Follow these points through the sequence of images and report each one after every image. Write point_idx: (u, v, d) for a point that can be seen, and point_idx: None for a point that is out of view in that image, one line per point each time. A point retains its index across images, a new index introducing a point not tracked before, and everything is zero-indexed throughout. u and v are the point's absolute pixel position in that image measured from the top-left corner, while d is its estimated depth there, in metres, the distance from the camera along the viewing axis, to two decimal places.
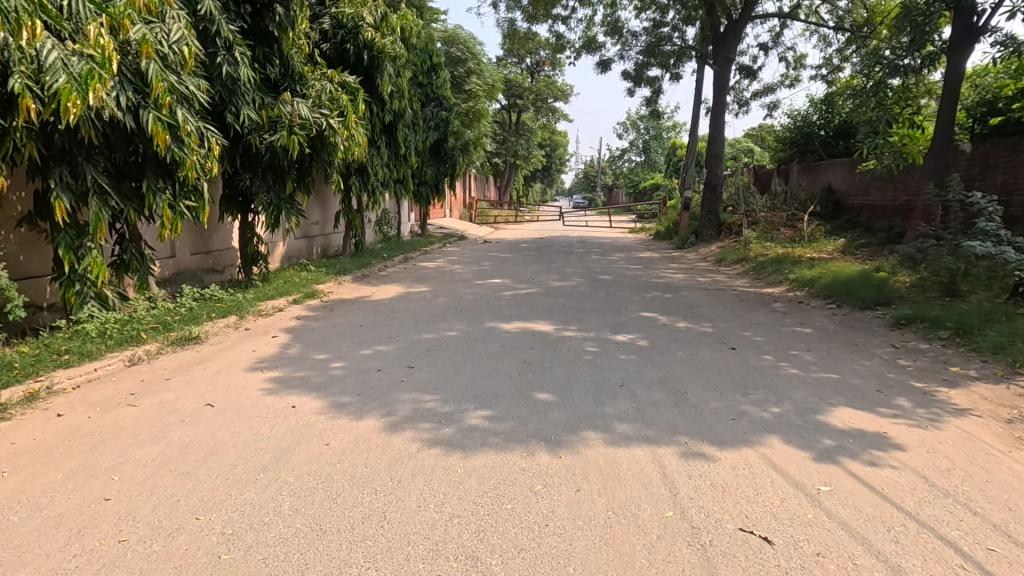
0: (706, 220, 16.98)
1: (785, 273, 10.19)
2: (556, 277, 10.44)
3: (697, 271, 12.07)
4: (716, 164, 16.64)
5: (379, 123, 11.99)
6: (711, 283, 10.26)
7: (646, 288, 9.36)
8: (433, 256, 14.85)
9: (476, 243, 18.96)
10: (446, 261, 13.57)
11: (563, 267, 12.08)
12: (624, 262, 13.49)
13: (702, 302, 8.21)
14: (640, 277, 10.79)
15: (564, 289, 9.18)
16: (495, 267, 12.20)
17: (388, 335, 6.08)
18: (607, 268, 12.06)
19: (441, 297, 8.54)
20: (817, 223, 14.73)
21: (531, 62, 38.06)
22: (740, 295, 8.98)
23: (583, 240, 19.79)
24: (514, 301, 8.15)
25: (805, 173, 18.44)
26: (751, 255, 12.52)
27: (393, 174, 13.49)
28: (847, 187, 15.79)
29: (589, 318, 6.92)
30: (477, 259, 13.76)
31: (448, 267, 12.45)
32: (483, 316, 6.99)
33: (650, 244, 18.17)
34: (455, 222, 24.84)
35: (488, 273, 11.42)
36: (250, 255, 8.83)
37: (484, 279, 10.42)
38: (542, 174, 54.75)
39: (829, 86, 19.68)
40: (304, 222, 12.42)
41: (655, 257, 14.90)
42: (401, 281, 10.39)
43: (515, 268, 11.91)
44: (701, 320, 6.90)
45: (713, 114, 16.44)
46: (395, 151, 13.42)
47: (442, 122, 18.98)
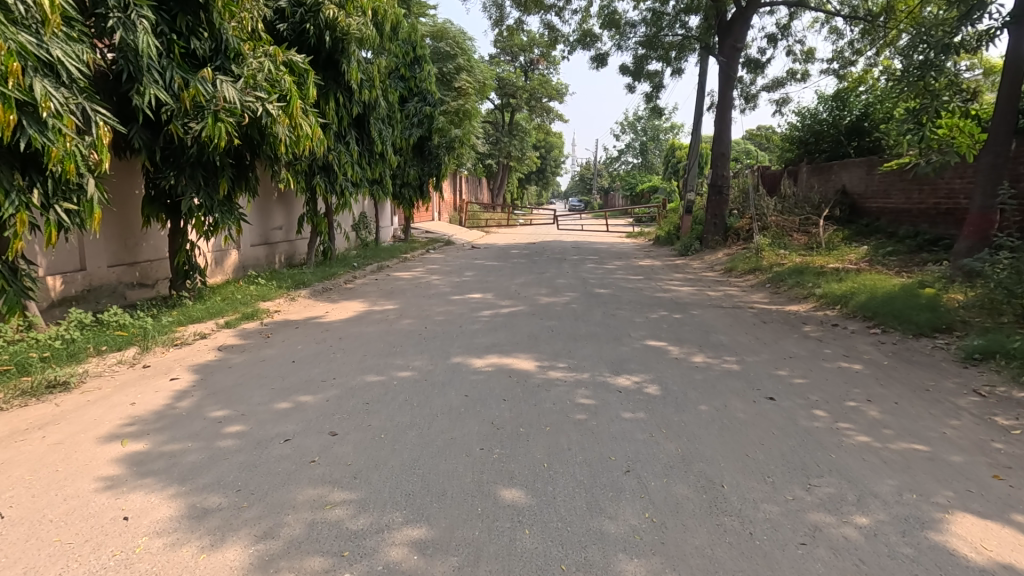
0: (709, 224, 15.57)
1: (809, 287, 8.86)
2: (546, 291, 9.07)
3: (705, 283, 10.73)
4: (721, 164, 15.30)
5: (346, 115, 10.57)
6: (724, 299, 8.90)
7: (649, 305, 8.00)
8: (413, 264, 13.47)
9: (462, 250, 17.60)
10: (424, 270, 12.19)
11: (555, 278, 10.73)
12: (622, 271, 12.16)
13: (717, 325, 6.85)
14: (642, 291, 9.43)
15: (555, 307, 7.82)
16: (479, 278, 10.86)
17: (322, 376, 4.69)
18: (604, 280, 10.70)
19: (407, 318, 7.17)
20: (834, 229, 13.48)
21: (525, 60, 36.89)
22: (760, 314, 7.63)
23: (578, 246, 18.47)
24: (493, 324, 6.79)
25: (816, 174, 17.18)
26: (764, 264, 11.20)
27: (366, 174, 12.07)
28: (865, 189, 14.54)
29: (582, 349, 5.56)
30: (459, 269, 12.37)
31: (426, 278, 11.08)
32: (451, 347, 5.61)
33: (650, 251, 16.85)
34: (443, 227, 23.45)
35: (470, 285, 10.07)
36: (180, 268, 7.43)
37: (464, 294, 9.06)
38: (537, 177, 53.50)
39: (840, 82, 18.45)
40: (263, 226, 11.09)
41: (656, 266, 13.58)
42: (367, 295, 9.02)
43: (502, 279, 10.55)
44: (721, 352, 5.55)
45: (719, 111, 15.13)
46: (368, 148, 12.01)
47: (426, 118, 17.60)
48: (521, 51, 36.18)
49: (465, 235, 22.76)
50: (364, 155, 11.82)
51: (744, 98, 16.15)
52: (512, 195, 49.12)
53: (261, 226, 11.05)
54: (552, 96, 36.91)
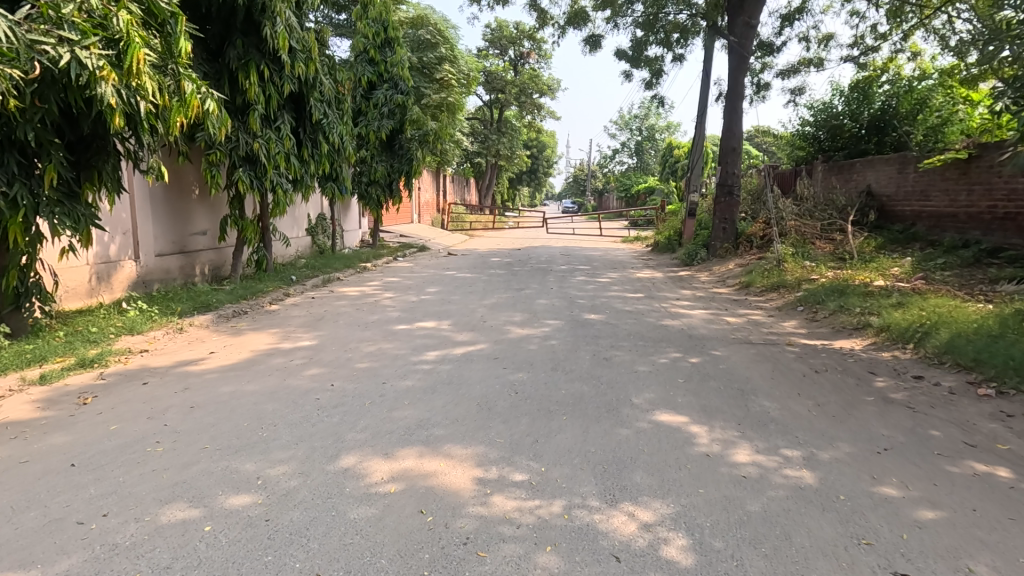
0: (719, 226, 13.34)
1: (859, 313, 6.86)
2: (520, 318, 7.03)
3: (719, 303, 8.73)
4: (732, 159, 13.21)
5: (276, 94, 8.51)
6: (749, 329, 6.89)
7: (654, 342, 5.99)
8: (371, 276, 11.38)
9: (437, 257, 15.54)
10: (381, 285, 10.14)
11: (535, 296, 8.72)
12: (618, 286, 10.16)
13: (752, 377, 4.86)
14: (644, 316, 7.40)
15: (528, 344, 5.79)
16: (442, 296, 8.84)
17: (88, 509, 2.65)
18: (595, 299, 8.67)
19: (319, 363, 5.12)
20: (864, 236, 11.57)
21: (514, 54, 34.98)
22: (806, 356, 5.62)
23: (567, 253, 16.45)
24: (435, 375, 4.76)
25: (835, 175, 15.26)
26: (790, 280, 9.23)
27: (311, 169, 10.03)
28: (895, 190, 12.66)
29: (556, 435, 3.53)
30: (421, 283, 10.32)
31: (378, 295, 9.03)
32: (351, 430, 3.56)
33: (649, 259, 14.87)
34: (420, 231, 21.34)
35: (426, 307, 8.04)
36: (7, 292, 5.30)
37: (415, 321, 7.02)
38: (529, 177, 51.48)
39: (862, 70, 16.47)
40: (180, 230, 9.10)
41: (658, 278, 11.60)
42: (288, 322, 6.97)
43: (469, 298, 8.52)
44: (775, 437, 3.54)
45: (728, 99, 13.18)
46: (313, 138, 9.92)
47: (398, 108, 15.44)
48: (509, 44, 34.25)
49: (443, 240, 20.64)
50: (307, 146, 9.75)
51: (756, 86, 14.20)
52: (502, 197, 47.14)
53: (178, 230, 9.05)
54: (543, 92, 35.01)
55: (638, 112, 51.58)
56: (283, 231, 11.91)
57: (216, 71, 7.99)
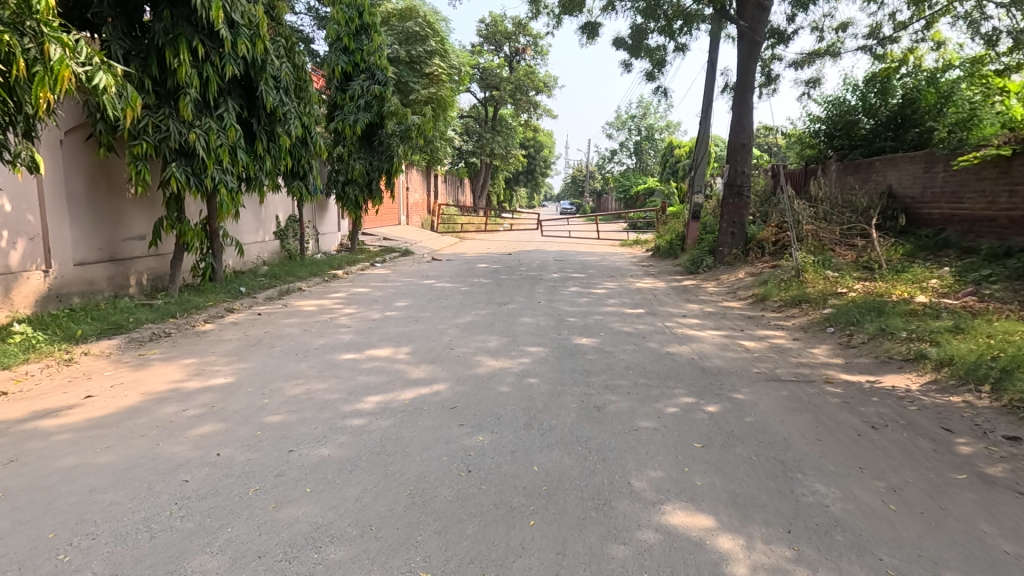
0: (726, 230, 12.09)
1: (908, 339, 5.66)
2: (496, 344, 5.81)
3: (731, 321, 7.52)
4: (741, 157, 11.98)
5: (216, 75, 7.30)
6: (773, 358, 5.67)
7: (660, 380, 4.76)
8: (337, 286, 10.15)
9: (419, 262, 14.30)
10: (345, 297, 8.90)
11: (517, 312, 7.50)
12: (616, 298, 8.95)
13: (791, 437, 3.65)
14: (644, 341, 6.17)
15: (499, 384, 4.57)
16: (410, 312, 7.61)
17: None
18: (589, 316, 7.43)
19: (219, 413, 3.90)
20: (890, 243, 10.38)
21: (510, 50, 33.81)
22: (853, 401, 4.41)
23: (561, 258, 15.24)
24: (366, 436, 3.53)
25: (850, 175, 14.08)
26: (813, 294, 8.04)
27: (266, 166, 8.82)
28: (921, 192, 11.49)
29: (517, 560, 2.31)
30: (391, 295, 9.12)
31: (336, 310, 7.80)
32: (205, 551, 2.34)
33: (649, 266, 13.64)
34: (405, 234, 20.12)
35: (387, 326, 6.82)
36: None
37: (369, 347, 5.79)
38: (526, 178, 50.25)
39: (878, 62, 15.29)
40: (110, 236, 7.87)
41: (660, 288, 10.39)
42: (212, 349, 5.72)
43: (441, 316, 7.29)
44: (848, 564, 2.33)
45: (736, 93, 11.99)
46: (269, 131, 8.72)
47: (376, 100, 14.30)
48: (505, 39, 33.14)
49: (430, 243, 19.43)
50: (260, 139, 8.53)
51: (766, 79, 13.00)
52: (498, 197, 45.93)
53: (106, 236, 7.82)
54: (539, 90, 33.80)
55: (637, 112, 50.40)
56: (237, 237, 10.68)
57: (141, 47, 6.89)
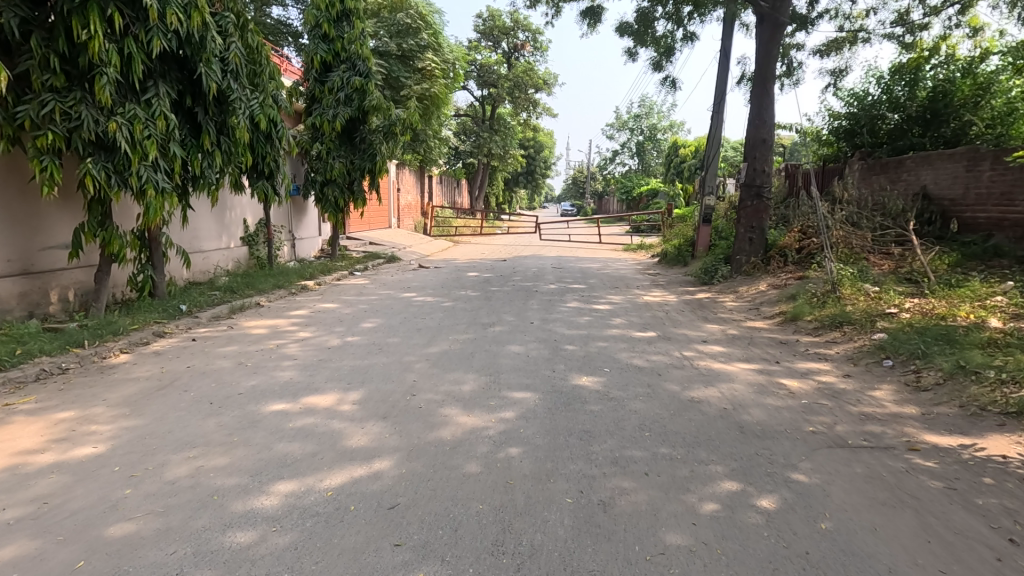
0: (743, 236, 10.83)
1: (1002, 382, 4.40)
2: (471, 388, 4.55)
3: (761, 348, 6.26)
4: (762, 154, 10.69)
5: (141, 53, 6.07)
6: (828, 406, 4.41)
7: (688, 448, 3.50)
8: (303, 301, 8.90)
9: (404, 270, 13.04)
10: (306, 315, 7.65)
11: (503, 338, 6.26)
12: (622, 317, 7.69)
13: (901, 572, 2.39)
14: (660, 381, 4.92)
15: (466, 457, 3.32)
16: (376, 338, 6.35)
17: None
18: (591, 343, 6.17)
19: (45, 519, 2.65)
20: (934, 250, 9.11)
21: (508, 46, 32.61)
22: (961, 488, 3.14)
23: (559, 265, 13.99)
24: (245, 573, 2.28)
25: (876, 174, 12.81)
26: (856, 315, 6.77)
27: (213, 162, 7.65)
28: (962, 193, 10.23)
29: None
30: (361, 313, 7.87)
31: (290, 335, 6.55)
32: None
33: (657, 275, 12.38)
34: (394, 238, 18.89)
35: (343, 357, 5.56)
36: None
37: (310, 390, 4.55)
38: (526, 179, 48.93)
39: (906, 51, 14.02)
40: (24, 244, 6.64)
41: (671, 303, 9.12)
42: (109, 393, 4.48)
43: (411, 343, 6.02)
44: None
45: (755, 86, 10.72)
46: (215, 122, 7.52)
47: (357, 92, 13.03)
48: (502, 35, 31.98)
49: (420, 248, 18.18)
50: (205, 131, 7.33)
51: (787, 71, 11.74)
52: (497, 199, 44.68)
53: (20, 244, 6.60)
54: (538, 87, 32.54)
55: (639, 112, 49.11)
56: (185, 244, 9.40)
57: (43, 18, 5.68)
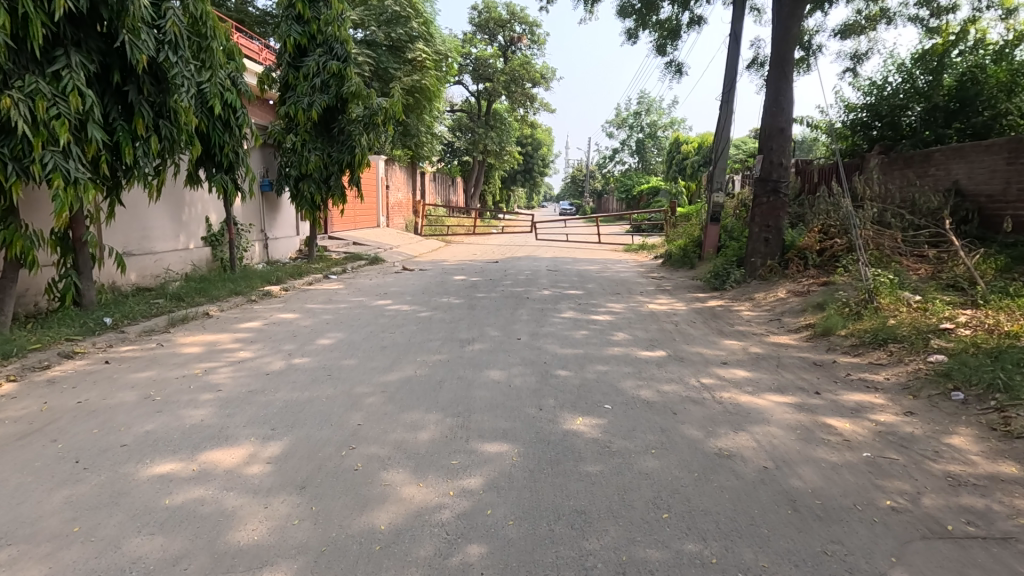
0: (758, 236, 9.75)
1: None
2: (430, 437, 3.48)
3: (793, 372, 5.18)
4: (780, 144, 9.58)
5: (41, 16, 5.00)
6: (900, 463, 3.33)
7: (725, 545, 2.42)
8: (261, 310, 7.81)
9: (385, 273, 11.95)
10: (257, 329, 6.57)
11: (483, 360, 5.18)
12: (625, 331, 6.61)
13: None
14: (676, 422, 3.84)
15: (400, 568, 2.23)
16: (329, 359, 5.26)
17: None
18: (587, 366, 5.10)
19: None
20: (978, 253, 8.02)
21: (504, 39, 31.53)
22: None
23: (555, 268, 12.92)
24: None
25: (899, 168, 11.75)
26: (904, 332, 5.69)
27: (149, 149, 6.57)
28: (1002, 188, 9.14)
29: None
30: (322, 325, 6.80)
31: (228, 355, 5.47)
32: None
33: (661, 279, 11.31)
34: (380, 238, 17.82)
35: (281, 386, 4.48)
36: None
37: (220, 437, 3.48)
38: (524, 177, 47.74)
39: (931, 37, 12.96)
40: None
41: (680, 312, 8.04)
42: None
43: (369, 368, 4.95)
44: None
45: (773, 71, 9.59)
46: (150, 101, 6.45)
47: (334, 79, 11.92)
48: (499, 28, 30.92)
49: (408, 248, 17.12)
50: (139, 113, 6.26)
51: (805, 54, 10.64)
52: (494, 197, 43.58)
53: None
54: (535, 82, 31.46)
55: (639, 108, 47.99)
56: (119, 246, 8.31)
57: None
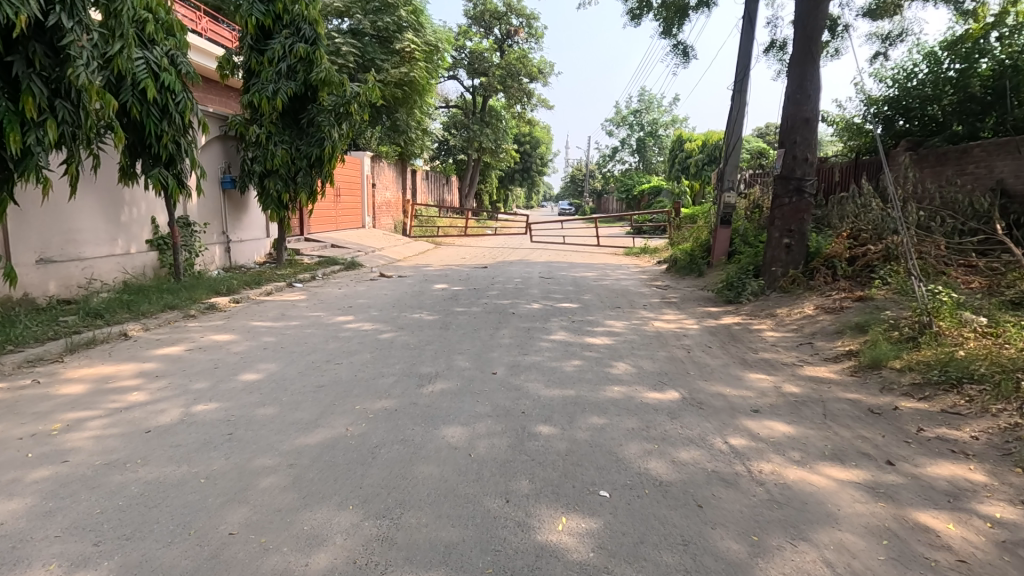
0: (778, 242, 8.50)
1: None
2: (328, 565, 2.25)
3: (847, 428, 3.96)
4: (804, 137, 8.33)
5: None
6: None
7: None
8: (195, 329, 6.57)
9: (359, 280, 10.73)
10: (174, 357, 5.33)
11: (441, 410, 3.95)
12: (627, 361, 5.38)
13: None
14: (702, 526, 2.63)
15: None
16: (242, 405, 4.03)
17: None
18: (578, 418, 3.88)
19: None
20: None
21: (500, 32, 30.25)
22: None
23: (549, 274, 11.69)
24: None
25: (931, 166, 10.55)
26: (983, 369, 4.46)
27: (44, 136, 5.37)
28: None
29: None
30: (256, 351, 5.57)
31: (115, 398, 4.23)
32: None
33: (666, 289, 10.09)
34: (362, 239, 16.60)
35: (155, 453, 3.27)
36: None
37: (5, 563, 2.26)
38: (522, 176, 46.33)
39: (964, 22, 11.73)
40: None
41: (692, 333, 6.81)
42: None
43: (286, 422, 3.72)
44: None
45: (796, 52, 8.34)
46: (42, 77, 5.26)
47: (302, 63, 10.67)
48: (495, 20, 29.66)
49: (391, 251, 15.88)
50: (27, 92, 5.09)
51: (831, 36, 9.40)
52: (490, 197, 42.24)
53: None
54: (533, 77, 30.18)
55: (640, 106, 46.71)
56: (37, 255, 7.13)
57: None
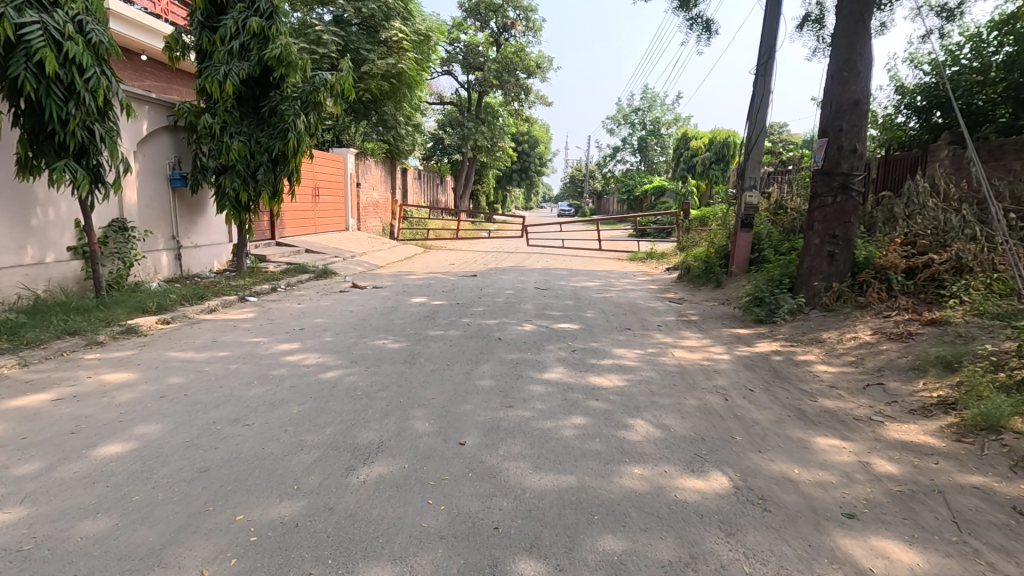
0: (818, 250, 7.07)
1: None
2: None
3: (1002, 551, 2.53)
4: (853, 123, 6.90)
5: None
6: None
7: None
8: (89, 363, 5.13)
9: (326, 292, 9.32)
10: (28, 413, 3.89)
11: (366, 527, 2.52)
12: (646, 418, 3.95)
13: None
14: None
15: None
16: (60, 514, 2.60)
17: None
18: (581, 543, 2.45)
19: None
20: None
21: (497, 25, 28.77)
22: None
23: (546, 285, 10.25)
24: None
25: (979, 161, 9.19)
26: None
27: None
28: None
29: None
30: (147, 403, 4.13)
31: None
32: None
33: (682, 304, 8.66)
34: (341, 243, 15.20)
35: None
36: None
37: None
38: (520, 176, 44.74)
39: None
40: None
41: (722, 367, 5.38)
42: None
43: (108, 557, 2.29)
44: None
45: (843, 22, 6.94)
46: None
47: (259, 40, 9.21)
48: (491, 12, 28.25)
49: (372, 256, 14.45)
50: None
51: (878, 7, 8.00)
52: (486, 197, 40.82)
53: None
54: (530, 71, 28.76)
55: (642, 104, 45.32)
56: None
57: None
